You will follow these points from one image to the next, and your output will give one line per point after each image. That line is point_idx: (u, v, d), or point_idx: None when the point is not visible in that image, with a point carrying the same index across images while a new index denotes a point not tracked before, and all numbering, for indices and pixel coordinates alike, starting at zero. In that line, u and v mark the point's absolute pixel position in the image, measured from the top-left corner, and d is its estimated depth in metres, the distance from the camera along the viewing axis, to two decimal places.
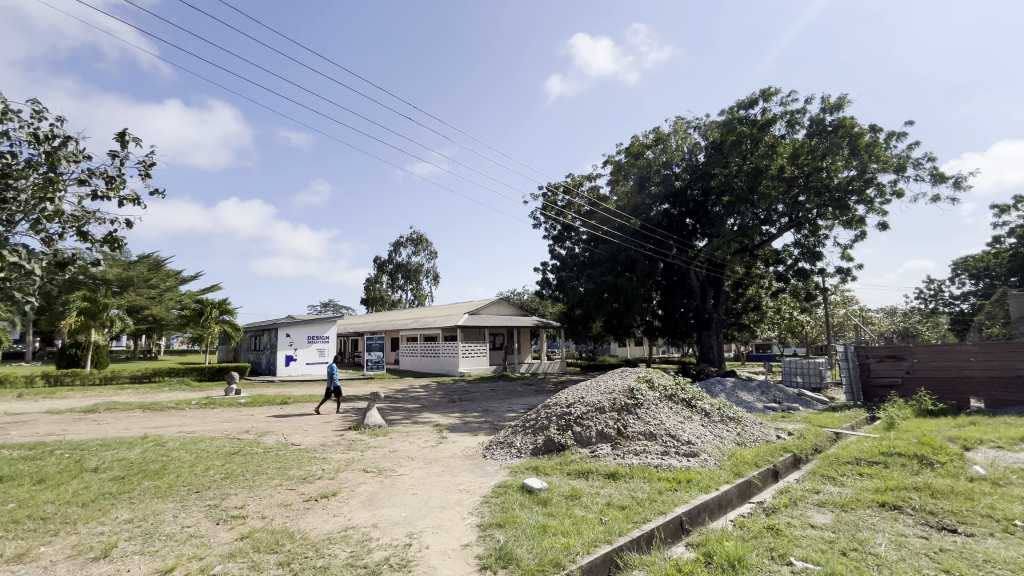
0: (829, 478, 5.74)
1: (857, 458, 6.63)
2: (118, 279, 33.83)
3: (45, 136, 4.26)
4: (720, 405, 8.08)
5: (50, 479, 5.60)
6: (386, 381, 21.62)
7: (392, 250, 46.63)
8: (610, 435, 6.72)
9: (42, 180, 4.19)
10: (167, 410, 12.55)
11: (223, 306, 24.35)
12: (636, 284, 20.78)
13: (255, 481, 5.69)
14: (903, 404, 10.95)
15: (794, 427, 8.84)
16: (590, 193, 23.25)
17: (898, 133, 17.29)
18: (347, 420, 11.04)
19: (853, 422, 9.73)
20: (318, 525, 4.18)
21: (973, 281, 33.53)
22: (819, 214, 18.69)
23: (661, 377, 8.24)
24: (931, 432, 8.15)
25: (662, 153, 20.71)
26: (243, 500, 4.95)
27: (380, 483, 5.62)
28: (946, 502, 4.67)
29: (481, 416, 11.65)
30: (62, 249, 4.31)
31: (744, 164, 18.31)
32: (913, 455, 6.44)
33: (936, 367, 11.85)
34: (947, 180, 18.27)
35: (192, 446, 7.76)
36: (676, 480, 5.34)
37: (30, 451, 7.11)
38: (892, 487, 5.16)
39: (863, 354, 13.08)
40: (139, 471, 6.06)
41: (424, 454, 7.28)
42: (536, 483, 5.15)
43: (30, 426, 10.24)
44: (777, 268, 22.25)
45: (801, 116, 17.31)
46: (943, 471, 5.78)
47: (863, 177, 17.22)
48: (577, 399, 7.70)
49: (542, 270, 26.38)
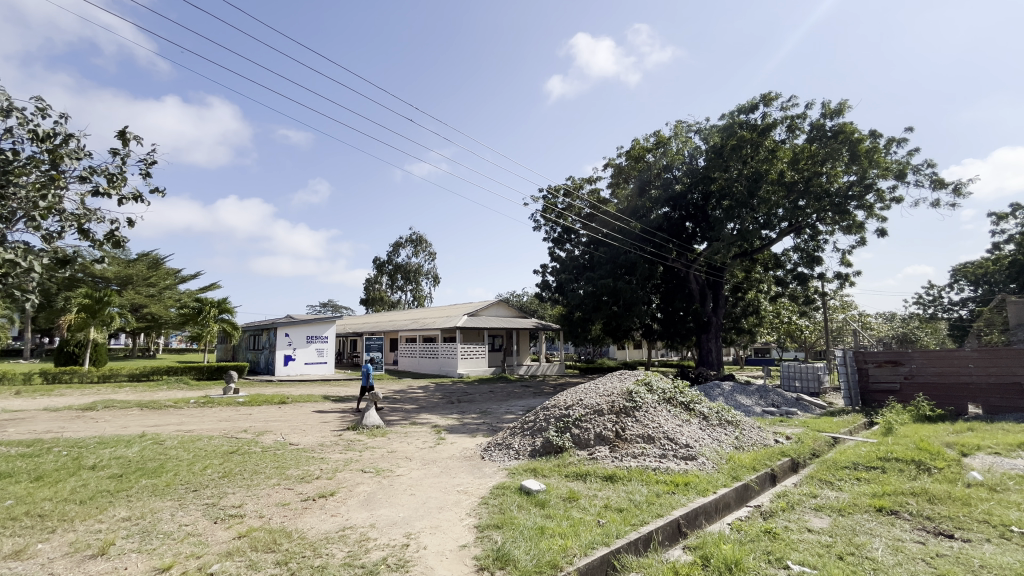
0: (826, 483, 5.75)
1: (855, 462, 6.65)
2: (118, 277, 33.81)
3: (48, 134, 4.26)
4: (718, 408, 8.10)
5: (49, 476, 5.59)
6: (385, 382, 21.63)
7: (392, 251, 46.70)
8: (608, 438, 6.73)
9: (43, 178, 4.19)
10: (165, 408, 12.61)
11: (223, 305, 24.35)
12: (636, 287, 20.77)
13: (252, 480, 5.69)
14: (901, 409, 10.96)
15: (792, 431, 8.86)
16: (590, 196, 23.24)
17: (898, 139, 17.31)
18: (346, 420, 11.07)
19: (851, 426, 9.75)
20: (316, 525, 4.18)
21: (972, 287, 33.61)
22: (819, 219, 18.73)
23: (660, 380, 8.25)
24: (929, 437, 8.17)
25: (663, 157, 20.72)
26: (241, 499, 4.95)
27: (378, 483, 5.63)
28: (944, 507, 4.69)
29: (480, 418, 11.68)
30: (63, 246, 4.32)
31: (744, 169, 18.37)
32: (910, 459, 6.47)
33: (934, 372, 11.88)
34: (947, 187, 18.29)
35: (190, 445, 7.74)
36: (674, 483, 5.35)
37: (28, 448, 7.10)
38: (889, 492, 5.17)
39: (862, 359, 13.11)
40: (137, 469, 6.06)
41: (423, 455, 7.29)
42: (535, 485, 5.15)
43: (28, 423, 10.22)
44: (776, 272, 22.23)
45: (802, 121, 17.32)
46: (940, 476, 5.81)
47: (862, 182, 17.31)
48: (575, 401, 7.71)
49: (541, 273, 26.31)
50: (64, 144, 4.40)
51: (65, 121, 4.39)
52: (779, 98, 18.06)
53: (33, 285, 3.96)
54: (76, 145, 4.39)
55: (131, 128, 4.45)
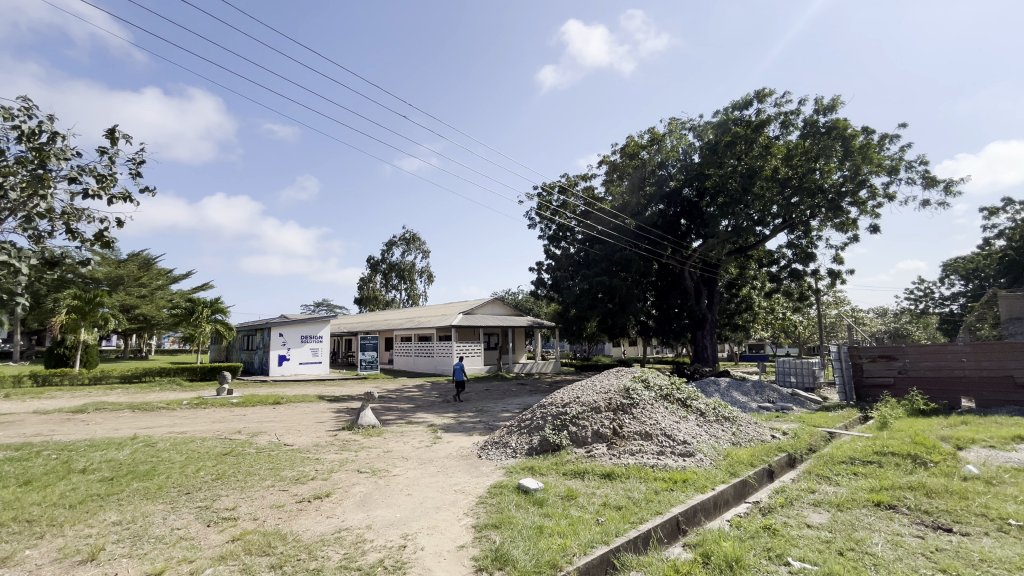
0: (824, 478, 5.73)
1: (851, 457, 6.66)
2: (108, 277, 33.46)
3: (33, 133, 4.16)
4: (715, 405, 8.09)
5: (37, 480, 5.49)
6: (380, 381, 21.54)
7: (385, 250, 46.57)
8: (606, 436, 6.69)
9: (30, 177, 4.10)
10: (157, 410, 12.44)
11: (216, 306, 24.18)
12: (630, 284, 20.73)
13: (246, 482, 5.61)
14: (895, 404, 11.01)
15: (788, 427, 8.86)
16: (586, 193, 23.14)
17: (892, 135, 17.35)
18: (342, 420, 10.98)
19: (846, 421, 9.78)
20: (311, 527, 4.11)
21: (962, 282, 34.10)
22: (812, 216, 18.87)
23: (657, 376, 8.23)
24: (924, 432, 8.20)
25: (657, 153, 20.95)
26: (234, 501, 4.87)
27: (374, 484, 5.56)
28: (941, 502, 4.69)
29: (476, 416, 11.64)
30: (49, 247, 4.25)
31: (739, 165, 18.37)
32: (906, 455, 6.50)
33: (928, 367, 11.94)
34: (939, 184, 18.49)
35: (183, 446, 7.66)
36: (672, 480, 5.33)
37: (17, 452, 6.99)
38: (887, 486, 5.17)
39: (856, 354, 13.19)
40: (129, 472, 5.97)
41: (419, 455, 7.22)
42: (532, 484, 5.10)
43: (18, 427, 10.07)
44: (770, 269, 22.40)
45: (795, 117, 17.32)
46: (937, 470, 5.81)
47: (855, 178, 17.36)
48: (572, 398, 7.67)
49: (537, 270, 26.24)
50: (51, 143, 4.30)
51: (51, 120, 4.28)
52: (773, 93, 18.04)
53: (20, 287, 3.86)
54: (63, 144, 4.28)
55: (120, 129, 4.33)
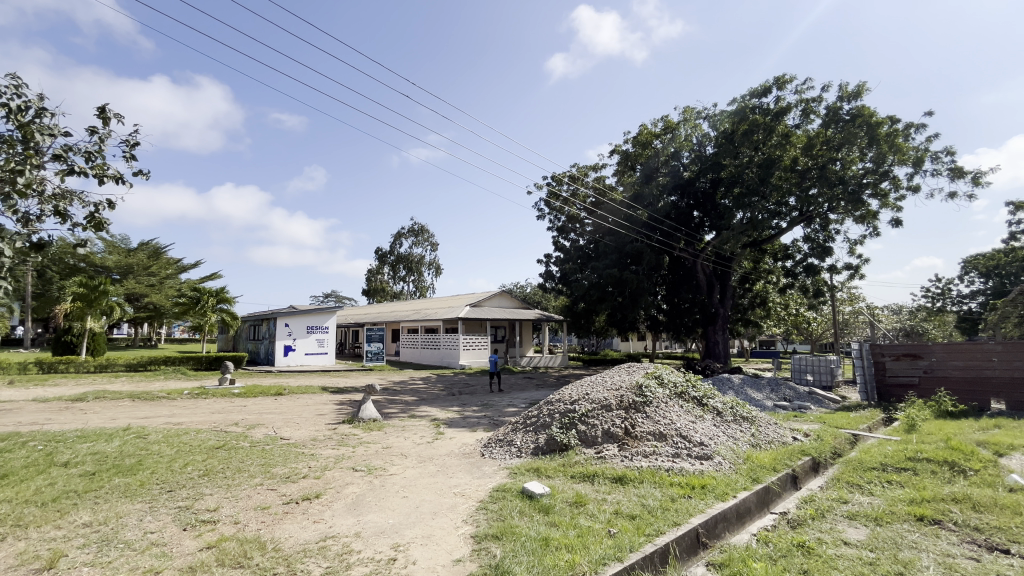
0: (856, 487, 5.27)
1: (882, 463, 6.19)
2: (118, 265, 33.55)
3: (19, 109, 3.89)
4: (732, 404, 7.63)
5: (14, 474, 5.19)
6: (386, 373, 21.28)
7: (393, 241, 46.42)
8: (617, 435, 6.28)
9: (17, 157, 3.83)
10: (157, 399, 12.23)
11: (221, 295, 24.02)
12: (642, 277, 20.17)
13: (233, 479, 5.27)
14: (921, 404, 10.50)
15: (809, 428, 8.37)
16: (596, 183, 22.53)
17: (919, 124, 16.63)
18: (342, 413, 10.65)
19: (870, 423, 9.28)
20: (295, 533, 3.75)
21: (982, 279, 33.21)
22: (831, 208, 18.25)
23: (671, 373, 7.79)
24: (956, 436, 7.70)
25: (671, 142, 20.33)
26: (216, 502, 4.52)
27: (369, 484, 5.20)
28: (993, 517, 4.22)
29: (480, 411, 11.26)
30: (35, 230, 4.01)
31: (757, 156, 17.77)
32: (943, 461, 6.05)
33: (956, 366, 11.36)
34: (965, 176, 17.77)
35: (174, 439, 7.35)
36: (690, 486, 4.91)
37: (4, 442, 6.73)
38: (929, 498, 4.70)
39: (878, 353, 12.62)
40: (113, 466, 5.66)
41: (419, 452, 6.85)
42: (538, 488, 4.71)
43: (14, 415, 9.87)
44: (785, 263, 21.78)
45: (817, 105, 16.61)
46: (978, 480, 5.34)
47: (878, 170, 16.74)
48: (581, 395, 7.26)
49: (545, 262, 25.74)
50: (38, 119, 4.03)
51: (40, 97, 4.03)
52: (794, 80, 17.33)
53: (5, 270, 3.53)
54: (51, 121, 4.02)
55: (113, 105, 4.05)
